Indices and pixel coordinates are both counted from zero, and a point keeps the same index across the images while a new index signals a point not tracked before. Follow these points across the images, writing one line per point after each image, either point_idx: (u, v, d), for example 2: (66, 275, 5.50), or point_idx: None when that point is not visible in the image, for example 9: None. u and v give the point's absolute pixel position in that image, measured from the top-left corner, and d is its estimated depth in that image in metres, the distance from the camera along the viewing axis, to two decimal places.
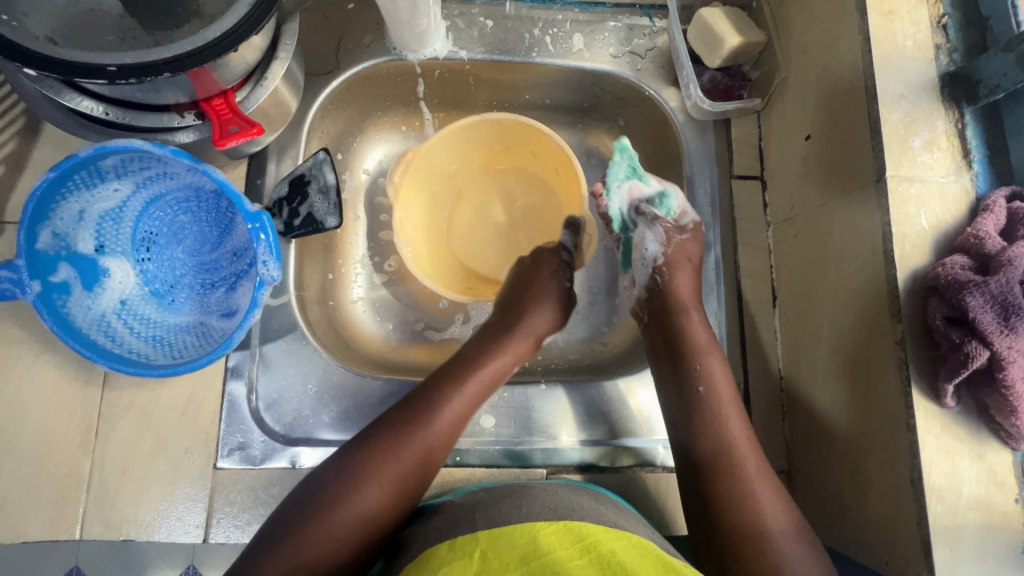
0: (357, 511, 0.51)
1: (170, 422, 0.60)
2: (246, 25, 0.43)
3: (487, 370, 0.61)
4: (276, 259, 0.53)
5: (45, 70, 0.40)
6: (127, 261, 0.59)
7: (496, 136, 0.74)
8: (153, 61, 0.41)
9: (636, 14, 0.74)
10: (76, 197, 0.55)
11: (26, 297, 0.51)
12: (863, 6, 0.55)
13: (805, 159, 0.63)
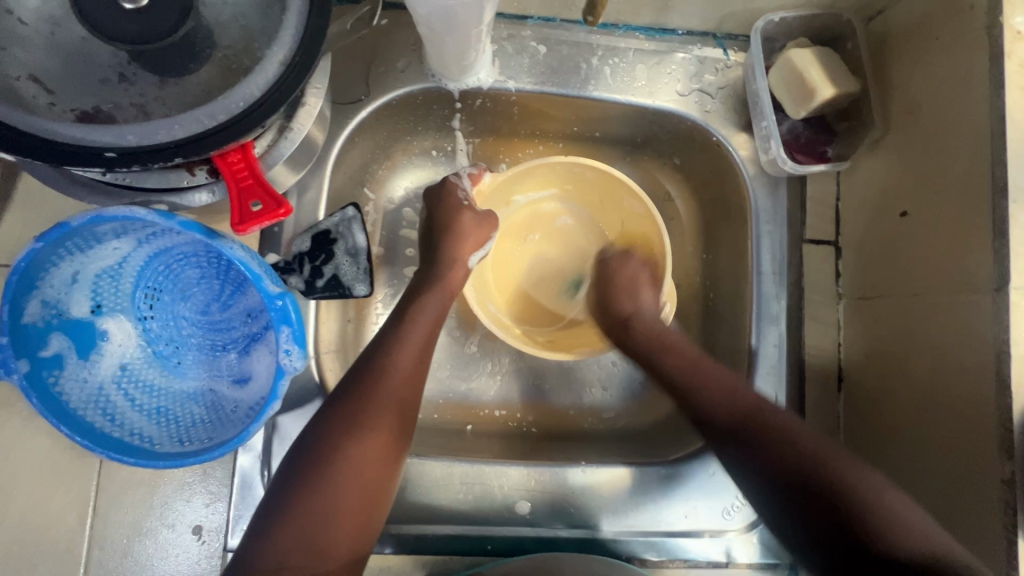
0: (347, 465, 0.48)
1: (176, 498, 0.55)
2: (273, 97, 0.35)
3: (403, 359, 0.54)
4: (300, 347, 0.47)
5: (34, 156, 0.34)
6: (127, 321, 0.52)
7: (567, 176, 0.68)
8: (162, 144, 0.35)
9: (708, 45, 0.65)
10: (69, 259, 0.47)
11: (13, 380, 0.45)
12: (999, 78, 0.47)
13: (898, 238, 0.56)
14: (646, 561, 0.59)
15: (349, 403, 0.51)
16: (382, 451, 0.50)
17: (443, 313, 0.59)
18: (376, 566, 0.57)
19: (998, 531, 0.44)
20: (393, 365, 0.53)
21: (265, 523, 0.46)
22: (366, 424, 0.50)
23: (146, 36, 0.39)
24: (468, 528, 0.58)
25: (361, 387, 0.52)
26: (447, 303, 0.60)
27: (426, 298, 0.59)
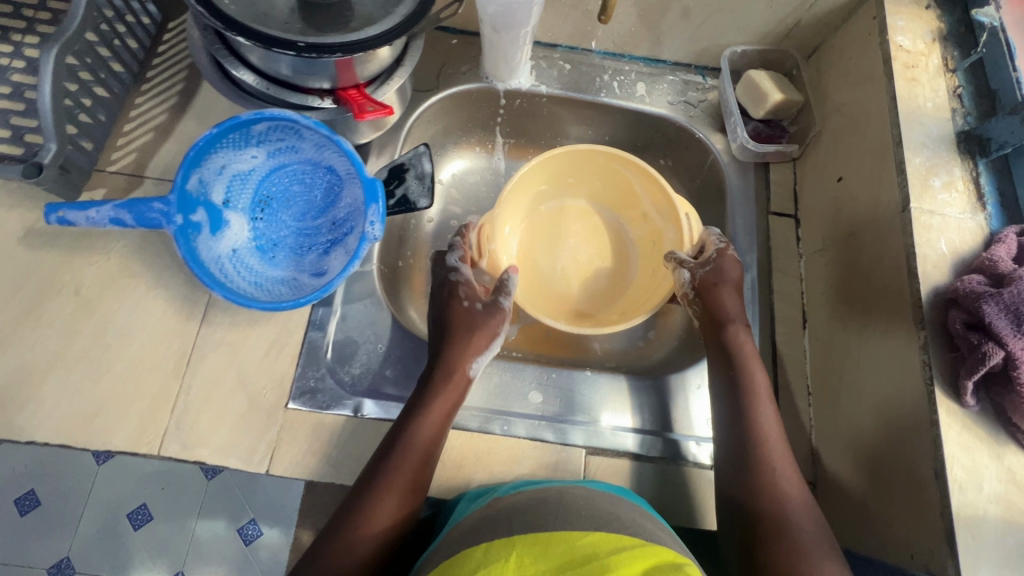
0: (387, 492, 0.58)
1: (254, 361, 0.67)
2: (402, 26, 0.57)
3: (439, 401, 0.63)
4: (381, 222, 0.63)
5: (253, 40, 0.54)
6: (244, 218, 0.69)
7: (586, 166, 0.81)
8: (332, 44, 0.55)
9: (691, 73, 0.87)
10: (223, 153, 0.66)
11: (170, 227, 0.61)
12: (890, 74, 0.66)
13: (837, 199, 0.73)
14: (638, 456, 0.67)
15: (377, 463, 0.59)
16: (405, 501, 0.59)
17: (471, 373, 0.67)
18: None
19: (922, 390, 0.55)
20: (426, 417, 0.62)
21: (329, 535, 0.56)
22: (400, 454, 0.59)
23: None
24: (483, 413, 0.68)
25: (400, 430, 0.61)
26: (443, 417, 0.63)
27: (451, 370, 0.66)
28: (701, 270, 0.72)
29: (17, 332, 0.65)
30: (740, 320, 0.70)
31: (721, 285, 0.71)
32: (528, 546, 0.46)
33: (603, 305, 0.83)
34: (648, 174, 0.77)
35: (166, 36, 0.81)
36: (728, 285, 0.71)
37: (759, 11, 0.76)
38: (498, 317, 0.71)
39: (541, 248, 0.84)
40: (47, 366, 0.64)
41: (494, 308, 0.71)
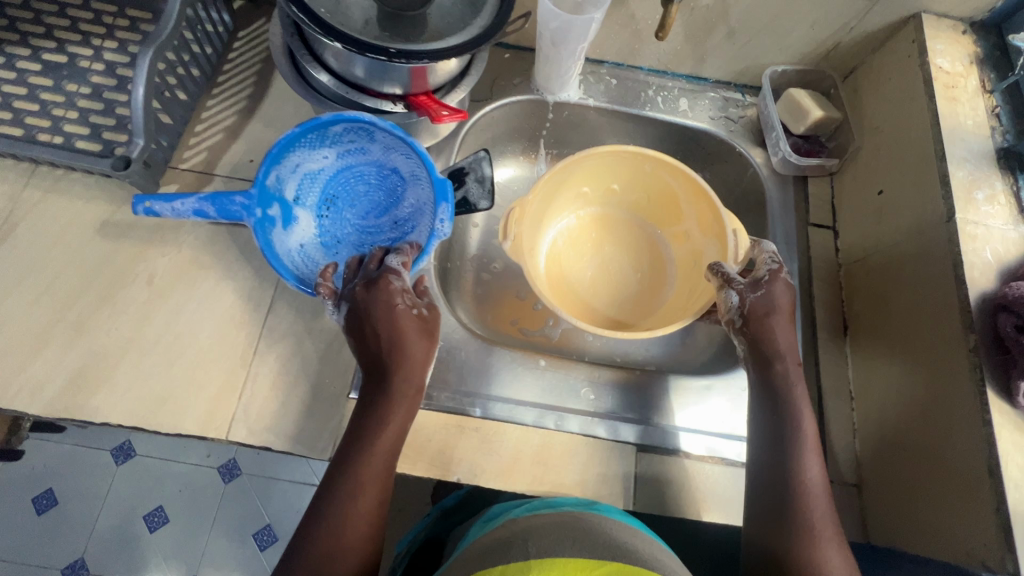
0: (353, 504, 0.54)
1: (317, 351, 0.69)
2: (482, 34, 0.61)
3: (398, 403, 0.59)
4: (450, 220, 0.66)
5: (349, 44, 0.58)
6: (311, 215, 0.73)
7: (619, 174, 0.84)
8: (420, 51, 0.60)
9: (731, 90, 0.91)
10: (299, 153, 0.69)
11: (250, 220, 0.64)
12: (931, 92, 0.70)
13: (878, 211, 0.76)
14: (686, 454, 0.70)
15: (340, 474, 0.56)
16: (373, 513, 0.55)
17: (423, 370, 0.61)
18: (463, 431, 0.68)
19: (973, 391, 0.57)
20: (385, 423, 0.58)
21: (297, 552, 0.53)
22: (363, 463, 0.56)
23: (407, 7, 0.63)
24: (538, 407, 0.70)
25: (361, 437, 0.57)
26: (393, 437, 0.58)
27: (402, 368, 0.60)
28: (751, 295, 0.67)
29: (93, 318, 0.68)
30: (789, 357, 0.64)
31: (769, 313, 0.66)
32: (545, 568, 0.45)
33: (631, 316, 0.85)
34: (678, 168, 0.78)
35: (235, 44, 0.85)
36: (778, 312, 0.66)
37: (801, 33, 0.80)
38: (429, 320, 0.63)
39: (576, 255, 0.88)
40: (120, 351, 0.67)
41: (429, 309, 0.64)
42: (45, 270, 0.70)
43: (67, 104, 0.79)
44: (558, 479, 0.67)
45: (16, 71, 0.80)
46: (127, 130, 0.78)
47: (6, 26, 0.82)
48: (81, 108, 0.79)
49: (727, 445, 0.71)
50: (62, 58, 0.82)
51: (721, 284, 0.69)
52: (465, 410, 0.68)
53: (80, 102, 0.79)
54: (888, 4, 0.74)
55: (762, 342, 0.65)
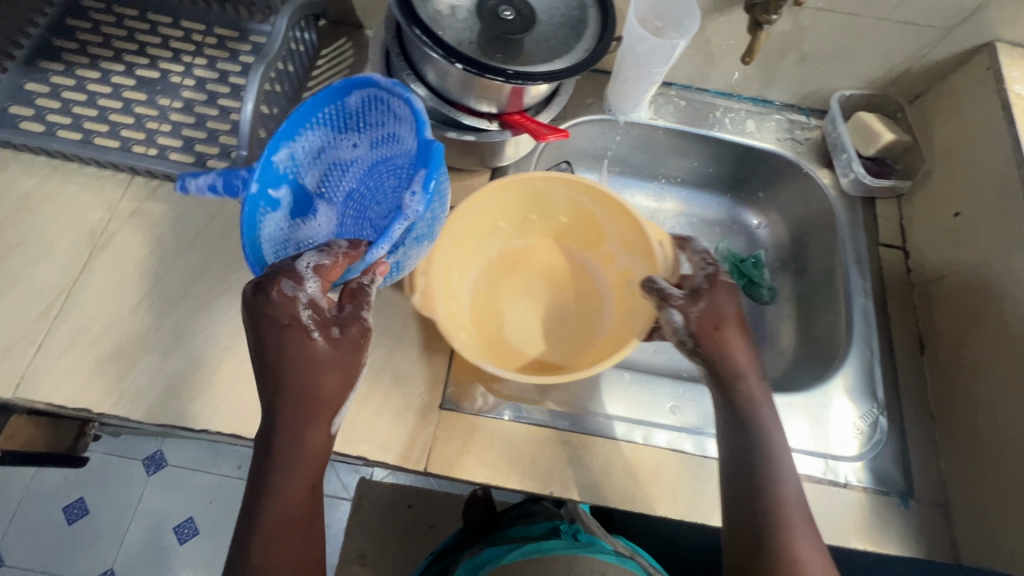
0: (276, 545, 0.51)
1: (409, 363, 0.71)
2: (593, 55, 0.63)
3: (315, 438, 0.53)
4: (426, 199, 0.51)
5: (468, 66, 0.60)
6: (331, 212, 0.70)
7: (526, 202, 0.82)
8: (534, 72, 0.61)
9: (796, 112, 0.93)
10: (322, 134, 0.65)
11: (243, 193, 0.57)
12: (1011, 117, 0.72)
13: (954, 232, 0.77)
14: None
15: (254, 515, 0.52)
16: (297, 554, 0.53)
17: (340, 398, 0.53)
18: (554, 443, 0.68)
19: None
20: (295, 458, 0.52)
21: None
22: (279, 504, 0.52)
23: (515, 30, 0.65)
24: (627, 421, 0.71)
25: (267, 476, 0.52)
26: (311, 466, 0.53)
27: (312, 403, 0.52)
28: (693, 309, 0.63)
29: (190, 326, 0.69)
30: (750, 375, 0.63)
31: (719, 326, 0.63)
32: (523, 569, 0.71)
33: (562, 359, 0.81)
34: (593, 188, 0.77)
35: (319, 61, 0.88)
36: (728, 324, 0.64)
37: (873, 59, 0.83)
38: (350, 337, 0.52)
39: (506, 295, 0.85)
40: (216, 359, 0.68)
41: (352, 319, 0.53)
42: (142, 279, 0.71)
43: (160, 117, 0.81)
44: (648, 493, 0.67)
45: (110, 85, 0.82)
46: (218, 143, 0.80)
47: (100, 42, 0.85)
48: (174, 121, 0.81)
49: (799, 460, 0.70)
50: (154, 73, 0.84)
51: (660, 302, 0.65)
52: (556, 424, 0.69)
53: (173, 116, 0.81)
54: (963, 33, 0.76)
55: (717, 359, 0.63)
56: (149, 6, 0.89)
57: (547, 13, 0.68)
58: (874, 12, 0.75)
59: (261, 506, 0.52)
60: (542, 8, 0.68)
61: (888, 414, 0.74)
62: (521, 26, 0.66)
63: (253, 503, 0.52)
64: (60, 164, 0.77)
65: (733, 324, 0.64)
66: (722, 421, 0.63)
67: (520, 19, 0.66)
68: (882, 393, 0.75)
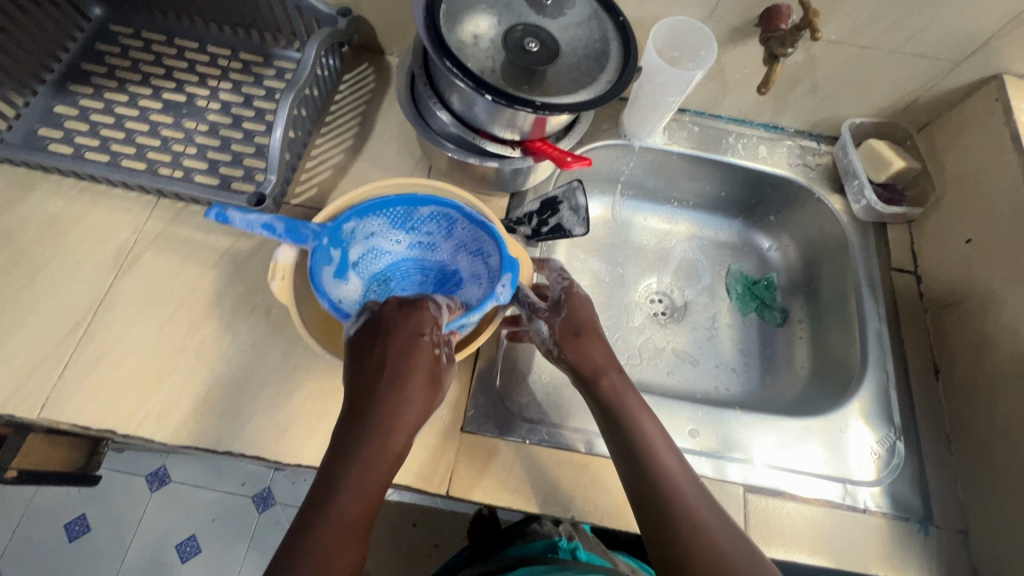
0: (335, 542, 0.48)
1: None
2: (617, 89, 0.64)
3: (397, 438, 0.53)
4: (511, 291, 0.64)
5: (497, 97, 0.61)
6: (359, 285, 0.72)
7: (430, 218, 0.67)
8: (560, 104, 0.62)
9: (807, 139, 0.95)
10: (380, 227, 0.71)
11: (312, 243, 0.63)
12: (1021, 148, 0.74)
13: (966, 258, 0.79)
14: (793, 497, 0.69)
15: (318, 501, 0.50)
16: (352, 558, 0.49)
17: (426, 412, 0.56)
18: (575, 466, 0.69)
19: None
20: (375, 453, 0.52)
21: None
22: (348, 496, 0.50)
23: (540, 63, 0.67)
24: None
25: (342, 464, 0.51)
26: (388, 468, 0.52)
27: (402, 403, 0.54)
28: (557, 319, 0.64)
29: (213, 347, 0.70)
30: (612, 369, 0.62)
31: (579, 333, 0.63)
32: None
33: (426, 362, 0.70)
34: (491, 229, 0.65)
35: (341, 86, 0.90)
36: (588, 330, 0.64)
37: (883, 89, 0.85)
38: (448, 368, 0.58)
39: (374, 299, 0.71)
40: (239, 381, 0.68)
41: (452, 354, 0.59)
42: (167, 299, 0.72)
43: (186, 140, 0.82)
44: None
45: (137, 108, 0.84)
46: (243, 165, 0.82)
47: (129, 66, 0.87)
48: (200, 144, 0.82)
49: (817, 484, 0.70)
50: (181, 97, 0.86)
51: (529, 315, 0.67)
52: (577, 447, 0.70)
53: (199, 139, 0.83)
54: (972, 65, 0.78)
55: (581, 365, 0.62)
56: (176, 31, 0.91)
57: (570, 45, 0.70)
58: (885, 45, 0.77)
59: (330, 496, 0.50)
60: (566, 40, 0.70)
61: (905, 439, 0.74)
62: (545, 58, 0.68)
63: (321, 493, 0.50)
64: (87, 186, 0.78)
65: (598, 330, 0.65)
66: (608, 434, 0.60)
67: (543, 51, 0.68)
68: (899, 418, 0.75)
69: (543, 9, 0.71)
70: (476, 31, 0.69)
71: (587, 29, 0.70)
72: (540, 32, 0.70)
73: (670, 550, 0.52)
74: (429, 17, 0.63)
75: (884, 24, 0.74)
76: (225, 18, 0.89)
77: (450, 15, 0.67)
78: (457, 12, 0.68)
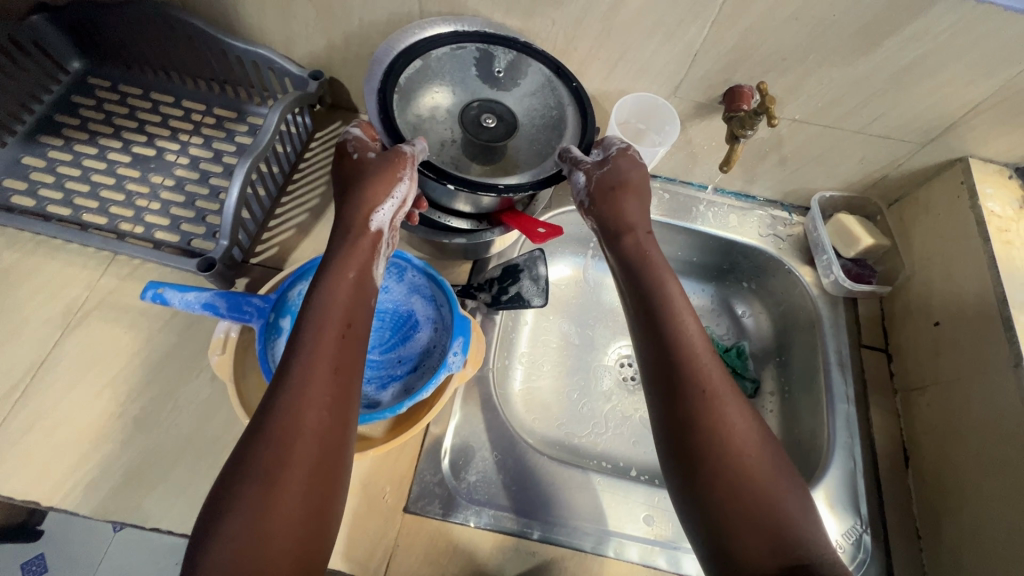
0: (292, 427, 0.46)
1: (375, 462, 0.68)
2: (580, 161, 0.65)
3: (332, 315, 0.53)
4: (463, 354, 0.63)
5: (462, 185, 0.62)
6: None
7: None
8: (524, 183, 0.63)
9: (778, 208, 0.95)
10: None
11: (258, 321, 0.61)
12: (986, 235, 0.73)
13: (934, 341, 0.77)
14: None
15: (273, 386, 0.49)
16: (310, 452, 0.46)
17: (358, 286, 0.57)
18: (520, 554, 0.65)
19: None
20: (316, 330, 0.52)
21: (218, 507, 0.43)
22: (299, 377, 0.48)
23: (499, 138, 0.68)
24: (592, 529, 0.68)
25: (289, 356, 0.50)
26: (315, 439, 0.47)
27: (337, 282, 0.55)
28: (598, 171, 0.65)
29: (153, 415, 0.68)
30: (639, 228, 0.63)
31: (618, 188, 0.65)
32: None
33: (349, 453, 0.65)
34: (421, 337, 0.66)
35: (312, 144, 0.91)
36: (629, 186, 0.65)
37: (851, 166, 0.85)
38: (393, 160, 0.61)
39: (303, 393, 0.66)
40: (175, 451, 0.66)
41: (390, 154, 0.62)
42: (111, 361, 0.70)
43: (151, 195, 0.82)
44: None
45: (105, 161, 0.84)
46: (204, 223, 0.81)
47: (101, 119, 0.88)
48: (164, 200, 0.82)
49: None
50: (150, 151, 0.86)
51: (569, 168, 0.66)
52: (524, 533, 0.66)
53: (163, 194, 0.83)
54: (937, 148, 0.79)
55: (615, 217, 0.64)
56: (153, 86, 0.92)
57: (527, 114, 0.72)
58: (849, 125, 0.77)
59: (249, 483, 0.44)
60: (522, 110, 0.72)
61: (872, 533, 0.71)
62: (503, 133, 0.69)
63: (238, 483, 0.44)
64: (43, 240, 0.77)
65: (640, 192, 0.66)
66: (647, 336, 0.56)
67: (501, 126, 0.70)
68: (866, 508, 0.72)
69: (496, 80, 0.72)
70: (432, 104, 0.71)
71: (541, 97, 0.71)
72: (496, 106, 0.71)
73: (698, 430, 0.50)
74: (383, 110, 0.65)
75: (848, 107, 0.74)
76: (201, 75, 0.90)
77: (405, 98, 0.68)
78: (411, 92, 0.69)
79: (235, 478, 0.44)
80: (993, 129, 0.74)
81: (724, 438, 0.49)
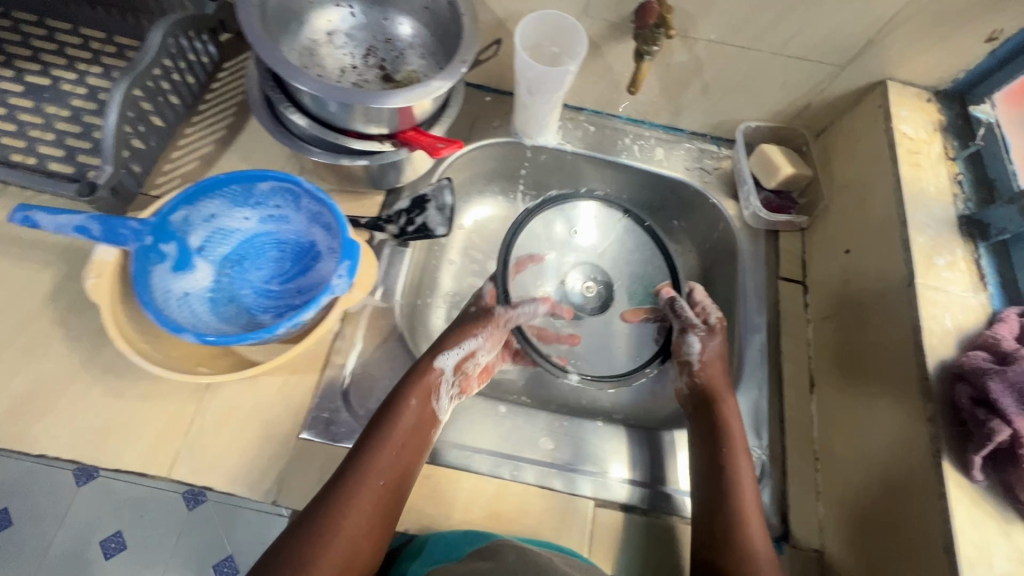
0: (342, 536, 0.55)
1: (272, 390, 0.68)
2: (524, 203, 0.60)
3: (395, 435, 0.62)
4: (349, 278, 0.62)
5: None
6: (211, 269, 0.69)
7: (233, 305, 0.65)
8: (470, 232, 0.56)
9: (706, 142, 0.93)
10: (218, 204, 0.68)
11: (133, 245, 0.61)
12: (895, 158, 0.72)
13: (844, 269, 0.76)
14: (646, 511, 0.67)
15: (336, 490, 0.58)
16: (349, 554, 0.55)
17: (421, 411, 0.65)
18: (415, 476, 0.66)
19: (927, 460, 0.57)
20: (382, 446, 0.61)
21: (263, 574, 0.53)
22: (356, 493, 0.58)
23: None
24: (489, 455, 0.68)
25: (350, 468, 0.59)
26: (350, 541, 0.56)
27: (404, 405, 0.64)
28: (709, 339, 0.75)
29: (44, 344, 0.67)
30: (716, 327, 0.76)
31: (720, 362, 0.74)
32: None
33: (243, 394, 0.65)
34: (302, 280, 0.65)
35: (220, 74, 0.87)
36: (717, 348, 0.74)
37: (773, 93, 0.82)
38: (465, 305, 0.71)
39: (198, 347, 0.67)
40: (67, 380, 0.65)
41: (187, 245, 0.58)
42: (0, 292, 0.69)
43: (44, 125, 0.79)
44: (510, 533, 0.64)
45: None
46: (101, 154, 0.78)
47: None
48: (59, 130, 0.79)
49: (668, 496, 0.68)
50: (45, 81, 0.82)
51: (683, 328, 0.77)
52: None
53: (58, 125, 0.79)
54: (856, 70, 0.76)
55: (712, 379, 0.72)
56: (48, 12, 0.87)
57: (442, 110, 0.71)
58: (765, 46, 0.74)
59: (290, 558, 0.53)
60: None
61: (770, 455, 0.72)
62: None
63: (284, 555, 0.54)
64: None
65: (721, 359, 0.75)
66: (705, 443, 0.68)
67: None
68: (766, 434, 0.73)
69: None
70: None
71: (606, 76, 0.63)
72: None
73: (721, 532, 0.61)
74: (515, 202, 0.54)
75: (761, 25, 0.72)
76: None
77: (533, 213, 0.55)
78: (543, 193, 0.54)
79: (285, 544, 0.55)
80: (909, 46, 0.71)
81: (743, 545, 0.60)
